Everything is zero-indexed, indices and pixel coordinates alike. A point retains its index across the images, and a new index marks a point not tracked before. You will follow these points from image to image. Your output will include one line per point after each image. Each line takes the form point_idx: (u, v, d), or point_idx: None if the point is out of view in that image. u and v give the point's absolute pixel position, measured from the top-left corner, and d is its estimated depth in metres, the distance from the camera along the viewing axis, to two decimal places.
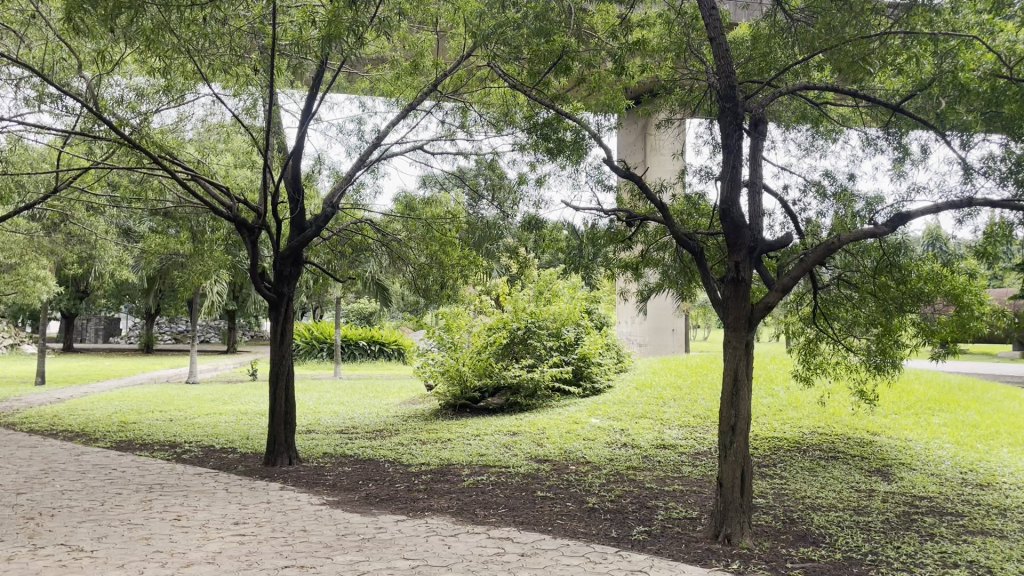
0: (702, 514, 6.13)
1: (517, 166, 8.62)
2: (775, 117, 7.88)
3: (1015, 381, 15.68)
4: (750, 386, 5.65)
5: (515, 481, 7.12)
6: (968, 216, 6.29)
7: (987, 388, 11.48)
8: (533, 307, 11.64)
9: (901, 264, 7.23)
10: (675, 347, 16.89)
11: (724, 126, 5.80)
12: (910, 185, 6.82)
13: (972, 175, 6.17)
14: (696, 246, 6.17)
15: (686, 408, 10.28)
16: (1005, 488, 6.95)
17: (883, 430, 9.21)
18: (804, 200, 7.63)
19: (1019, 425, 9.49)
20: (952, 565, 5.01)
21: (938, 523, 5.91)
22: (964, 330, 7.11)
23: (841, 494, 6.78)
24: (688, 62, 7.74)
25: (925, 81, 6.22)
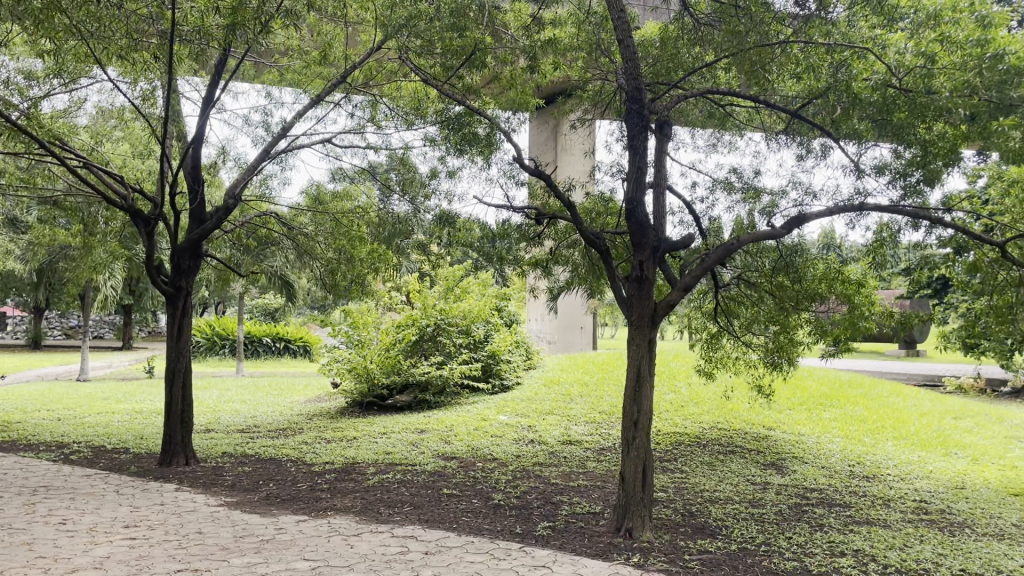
0: (605, 509, 6.23)
1: (428, 160, 8.59)
2: (681, 117, 8.10)
3: (901, 380, 16.54)
4: (653, 382, 5.77)
5: (421, 479, 7.06)
6: (859, 219, 6.64)
7: (875, 384, 12.08)
8: (443, 303, 11.51)
9: (797, 265, 7.52)
10: (583, 344, 17.06)
11: (630, 127, 5.92)
12: (807, 187, 7.13)
13: (863, 177, 6.50)
14: (603, 245, 6.23)
15: (592, 405, 10.43)
16: (888, 480, 7.32)
17: (779, 425, 9.56)
18: (710, 200, 7.87)
19: (903, 419, 10.01)
20: (839, 554, 5.23)
21: (827, 514, 6.17)
22: (855, 328, 7.39)
23: (738, 486, 7.01)
24: (599, 63, 7.85)
25: (822, 90, 6.49)
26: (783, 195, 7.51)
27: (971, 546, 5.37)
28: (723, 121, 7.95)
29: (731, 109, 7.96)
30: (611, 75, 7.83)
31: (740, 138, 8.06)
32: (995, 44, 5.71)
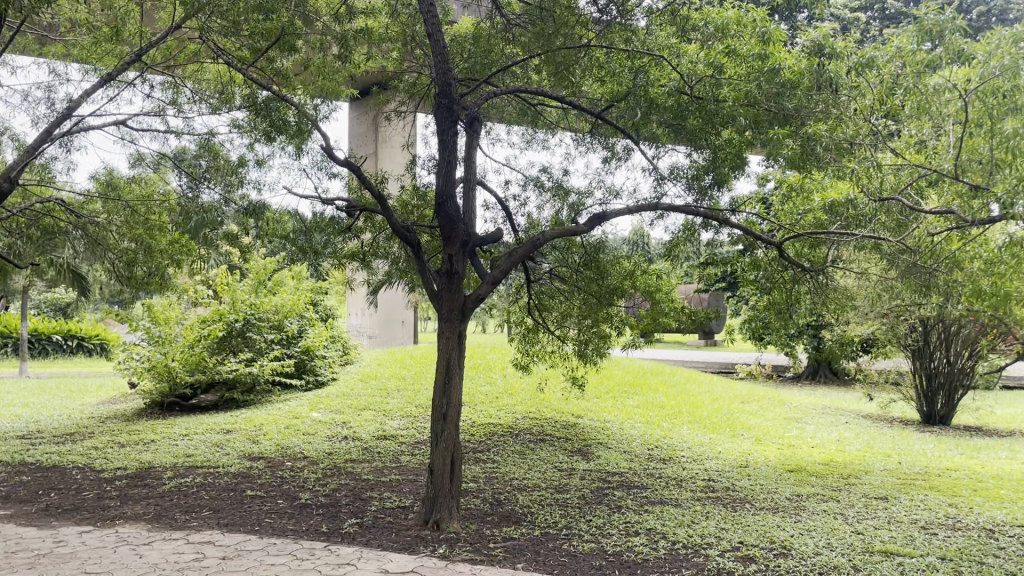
0: (414, 502, 6.23)
1: (235, 147, 8.18)
2: (496, 114, 8.24)
3: (699, 368, 17.75)
4: (462, 374, 5.81)
5: (222, 481, 6.75)
6: (659, 218, 7.05)
7: (674, 372, 12.87)
8: (254, 298, 11.03)
9: (602, 261, 7.85)
10: (403, 339, 17.00)
11: (440, 122, 5.92)
12: (613, 186, 7.47)
13: (662, 180, 6.89)
14: (414, 238, 6.17)
15: (409, 399, 10.38)
16: (682, 461, 7.83)
17: (586, 412, 9.97)
18: (522, 196, 8.07)
19: (698, 404, 10.74)
20: (633, 533, 5.52)
21: (625, 496, 6.50)
22: (657, 323, 7.93)
23: (545, 473, 7.24)
24: (414, 56, 7.81)
25: (624, 94, 6.81)
26: (590, 194, 7.82)
27: (750, 519, 5.85)
28: (535, 119, 8.16)
29: (543, 108, 8.18)
30: (425, 69, 7.81)
31: (551, 136, 8.32)
32: (774, 58, 6.14)
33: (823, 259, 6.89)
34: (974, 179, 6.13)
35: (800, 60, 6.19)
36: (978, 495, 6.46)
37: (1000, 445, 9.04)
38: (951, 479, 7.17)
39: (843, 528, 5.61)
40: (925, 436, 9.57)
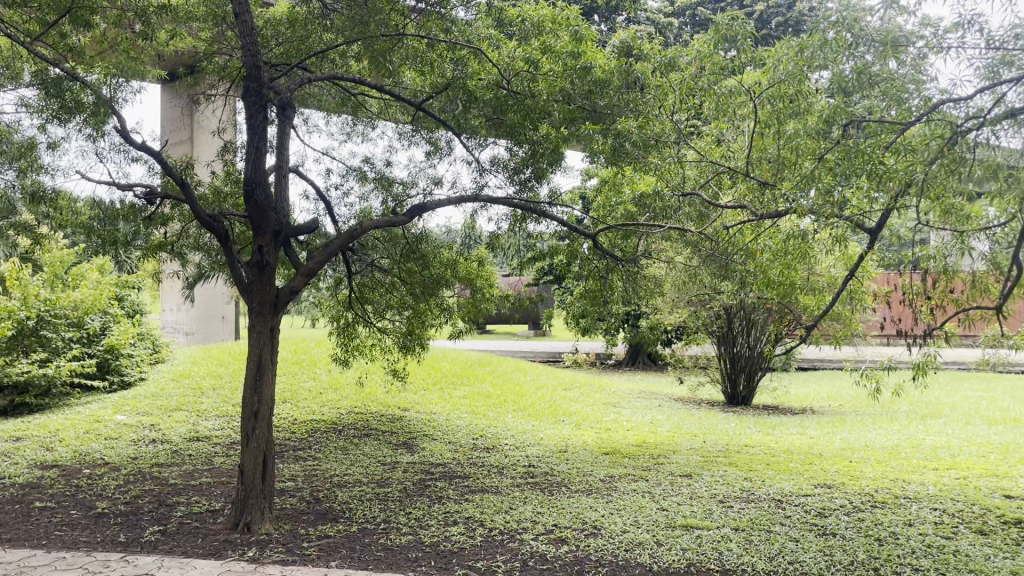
0: (225, 505, 5.95)
1: (22, 127, 7.44)
2: (315, 102, 8.02)
3: (526, 357, 18.17)
4: (275, 370, 5.59)
5: (6, 494, 6.15)
6: (480, 209, 7.10)
7: (501, 362, 13.09)
8: (48, 293, 10.16)
9: (425, 252, 7.82)
10: (223, 335, 16.25)
11: (249, 106, 5.63)
12: (435, 177, 7.46)
13: (483, 172, 6.95)
14: (221, 228, 5.76)
15: (225, 398, 9.94)
16: (505, 449, 7.96)
17: (412, 405, 9.94)
18: (342, 187, 7.90)
19: (522, 393, 10.97)
20: (451, 523, 5.55)
21: (447, 486, 6.53)
22: (478, 309, 8.31)
23: (367, 468, 7.14)
24: (225, 37, 7.40)
25: (444, 86, 6.79)
26: (412, 186, 7.78)
27: (565, 502, 6.03)
28: (355, 109, 8.01)
29: (364, 97, 8.05)
30: (237, 52, 7.42)
31: (373, 127, 8.20)
32: (585, 56, 6.35)
33: (634, 250, 7.20)
34: (763, 174, 6.51)
35: (609, 60, 6.42)
36: (770, 469, 7.00)
37: (793, 422, 9.85)
38: (748, 454, 7.73)
39: (649, 505, 5.91)
40: (728, 416, 10.27)
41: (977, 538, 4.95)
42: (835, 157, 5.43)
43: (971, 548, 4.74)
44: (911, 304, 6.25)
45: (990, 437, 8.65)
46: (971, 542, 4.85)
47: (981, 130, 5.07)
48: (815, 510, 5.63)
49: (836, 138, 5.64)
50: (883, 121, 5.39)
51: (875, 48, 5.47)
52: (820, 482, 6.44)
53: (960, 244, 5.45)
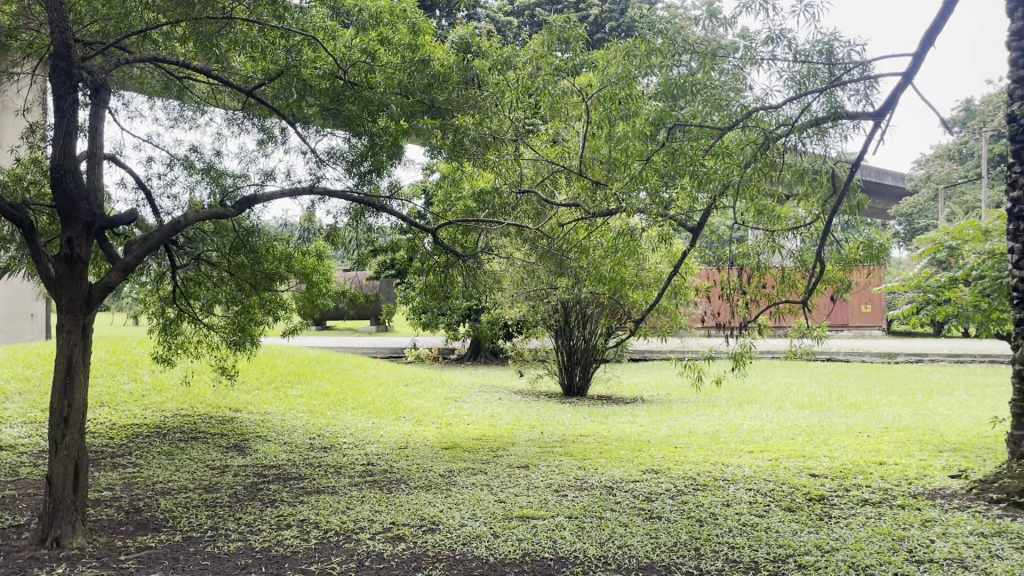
0: (31, 520, 5.47)
1: None
2: (135, 85, 7.54)
3: (367, 353, 17.91)
4: (88, 373, 5.17)
5: None
6: (317, 202, 6.92)
7: (340, 358, 12.83)
8: None
9: (258, 247, 7.50)
10: (32, 335, 14.94)
11: (56, 85, 5.17)
12: (269, 168, 7.21)
13: (319, 163, 6.78)
14: (23, 219, 5.23)
15: (33, 403, 9.14)
16: (343, 448, 7.80)
17: (245, 406, 9.53)
18: (167, 176, 7.48)
19: (361, 390, 10.79)
20: (285, 526, 5.37)
21: (280, 489, 6.31)
22: (314, 304, 7.99)
23: (194, 473, 6.78)
24: (30, 10, 6.76)
25: (277, 73, 6.54)
26: (244, 176, 7.47)
27: (403, 499, 5.99)
28: (180, 94, 7.59)
29: (191, 82, 7.64)
30: (45, 26, 6.80)
31: (201, 113, 7.80)
32: (422, 50, 6.30)
33: (474, 245, 7.25)
34: (595, 173, 6.75)
35: (448, 54, 6.42)
36: (603, 457, 7.27)
37: (625, 411, 10.28)
38: (583, 444, 7.98)
39: (488, 498, 5.98)
40: (565, 407, 10.57)
41: (786, 514, 5.35)
42: (661, 159, 5.67)
43: (781, 524, 5.11)
44: (728, 299, 6.52)
45: (799, 420, 9.40)
46: (780, 519, 5.23)
47: (789, 136, 5.54)
48: (644, 496, 5.89)
49: (662, 144, 5.77)
50: (705, 126, 5.61)
51: (696, 56, 5.77)
52: (648, 468, 6.74)
53: (770, 242, 6.01)
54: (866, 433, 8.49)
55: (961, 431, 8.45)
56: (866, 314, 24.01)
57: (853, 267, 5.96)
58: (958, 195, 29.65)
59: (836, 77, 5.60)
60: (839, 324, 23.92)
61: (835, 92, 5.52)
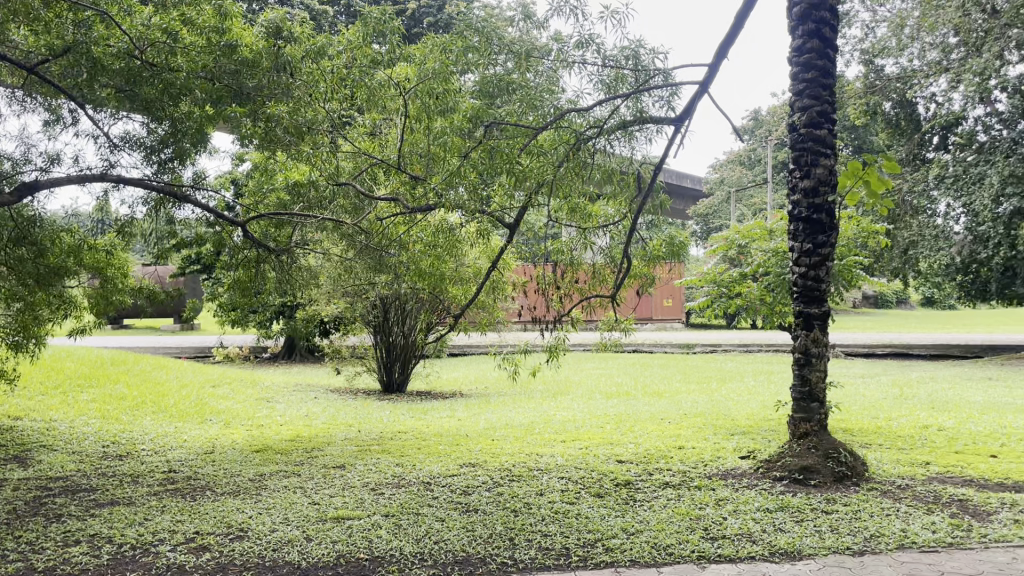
0: None
1: None
2: None
3: (170, 354, 16.81)
4: None
5: None
6: (111, 191, 6.39)
7: (139, 359, 11.99)
8: None
9: (40, 239, 6.72)
10: None
11: None
12: (54, 152, 6.58)
13: (114, 149, 6.26)
14: None
15: None
16: (141, 455, 7.27)
17: (26, 413, 8.66)
18: None
19: (163, 393, 10.13)
20: (72, 543, 4.92)
21: (68, 502, 5.78)
22: (108, 302, 7.45)
23: None
24: None
25: (61, 51, 5.79)
26: (25, 160, 6.76)
27: (208, 507, 5.66)
28: None
29: None
30: None
31: None
32: (230, 34, 6.01)
33: (287, 240, 6.96)
34: (415, 167, 6.33)
35: (258, 40, 6.13)
36: (420, 453, 7.25)
37: (443, 406, 10.32)
38: (400, 440, 7.92)
39: (301, 501, 5.78)
40: (383, 404, 10.45)
41: (595, 500, 5.58)
42: (478, 156, 5.66)
43: (591, 510, 5.32)
44: (543, 294, 6.68)
45: (608, 410, 9.85)
46: (590, 505, 5.44)
47: (599, 139, 5.89)
48: (460, 490, 5.92)
49: (480, 141, 5.68)
50: (519, 126, 5.66)
51: (512, 56, 5.82)
52: (465, 462, 6.80)
53: (583, 239, 6.20)
54: (667, 419, 9.03)
55: (750, 415, 9.20)
56: (668, 308, 25.59)
57: (657, 263, 6.35)
58: (747, 198, 32.25)
59: (642, 83, 5.94)
60: (644, 317, 25.37)
61: (642, 97, 5.93)
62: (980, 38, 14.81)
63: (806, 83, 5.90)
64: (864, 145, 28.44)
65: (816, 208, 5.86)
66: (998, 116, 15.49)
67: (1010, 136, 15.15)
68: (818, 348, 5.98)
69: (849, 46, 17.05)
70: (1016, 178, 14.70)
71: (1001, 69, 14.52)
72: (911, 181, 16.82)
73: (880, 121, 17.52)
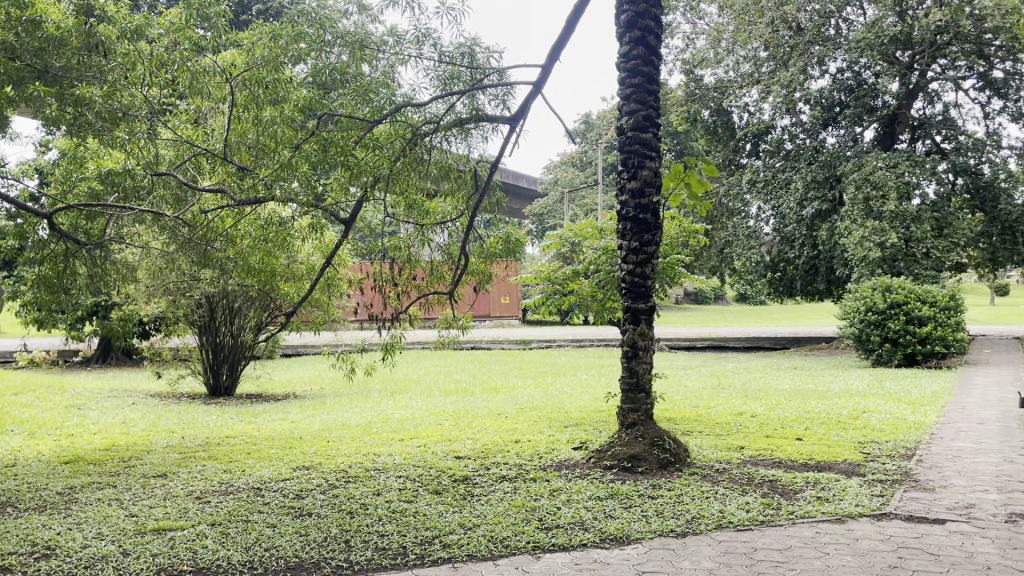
0: None
1: None
2: None
3: None
4: None
5: None
6: None
7: None
8: None
9: None
10: None
11: None
12: None
13: None
14: None
15: None
16: None
17: None
18: None
19: None
20: None
21: None
22: None
23: None
24: None
25: None
26: None
27: (8, 525, 5.15)
28: None
29: None
30: None
31: None
32: (33, 9, 5.49)
33: (101, 233, 6.43)
34: (243, 159, 5.91)
35: (65, 16, 5.61)
36: (251, 457, 6.95)
37: (275, 408, 9.95)
38: (229, 445, 7.56)
39: (117, 513, 5.39)
40: (209, 409, 9.93)
41: (433, 497, 5.57)
42: (310, 147, 5.48)
43: (428, 508, 5.30)
44: (380, 290, 6.49)
45: (446, 407, 9.87)
46: (427, 502, 5.43)
47: (435, 134, 5.90)
48: (293, 494, 5.72)
49: (313, 132, 5.53)
50: (353, 117, 5.57)
51: (346, 47, 5.69)
52: (299, 465, 6.59)
53: (420, 236, 6.24)
54: (504, 414, 9.16)
55: (582, 408, 9.51)
56: (505, 305, 26.03)
57: (494, 260, 6.43)
58: (580, 198, 33.36)
59: (477, 80, 5.99)
60: (482, 314, 25.67)
61: (478, 95, 6.01)
62: (786, 53, 16.08)
63: (633, 88, 6.16)
64: (685, 150, 30.11)
65: (643, 208, 6.13)
66: (802, 127, 16.85)
67: (812, 145, 16.56)
68: (645, 342, 6.28)
69: (671, 56, 18.05)
70: (816, 183, 16.20)
71: (806, 83, 15.83)
72: (727, 185, 17.98)
73: (700, 128, 18.61)
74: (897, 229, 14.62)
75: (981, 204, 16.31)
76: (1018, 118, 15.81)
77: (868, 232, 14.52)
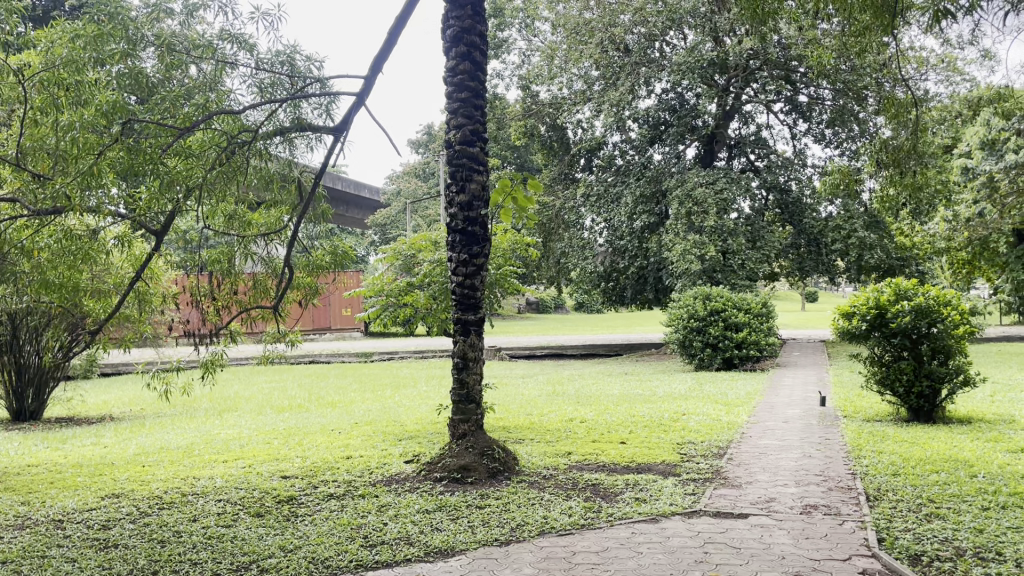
0: None
1: None
2: None
3: None
4: None
5: None
6: None
7: None
8: None
9: None
10: None
11: None
12: None
13: None
14: None
15: None
16: None
17: None
18: None
19: None
20: None
21: None
22: None
23: None
24: None
25: None
26: None
27: None
28: None
29: None
30: None
31: None
32: None
33: None
34: (40, 167, 5.43)
35: None
36: (53, 488, 6.41)
37: (86, 432, 9.25)
38: (29, 475, 6.95)
39: None
40: (11, 435, 9.11)
41: (254, 520, 5.36)
42: (116, 155, 5.09)
43: (247, 532, 5.09)
44: (197, 305, 6.16)
45: (277, 424, 9.53)
46: (247, 526, 5.21)
47: (254, 143, 5.82)
48: (99, 525, 5.34)
49: (118, 137, 5.11)
50: (164, 126, 5.26)
51: (155, 48, 5.42)
52: (107, 494, 6.15)
53: (243, 248, 6.00)
54: (337, 430, 8.97)
55: (417, 420, 9.48)
56: (346, 317, 25.58)
57: (320, 275, 6.22)
58: (424, 209, 33.32)
59: (298, 89, 5.89)
60: (322, 326, 25.11)
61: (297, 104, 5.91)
62: (615, 73, 16.83)
63: (460, 102, 6.24)
64: (524, 163, 30.76)
65: (471, 221, 6.19)
66: (630, 144, 17.65)
67: (639, 162, 17.47)
68: (475, 353, 6.34)
69: (509, 71, 18.46)
70: (644, 198, 17.01)
71: (633, 102, 16.62)
72: (563, 198, 18.53)
73: (537, 142, 19.12)
74: (716, 242, 15.59)
75: (789, 217, 17.81)
76: (820, 140, 17.30)
77: (689, 246, 15.43)
